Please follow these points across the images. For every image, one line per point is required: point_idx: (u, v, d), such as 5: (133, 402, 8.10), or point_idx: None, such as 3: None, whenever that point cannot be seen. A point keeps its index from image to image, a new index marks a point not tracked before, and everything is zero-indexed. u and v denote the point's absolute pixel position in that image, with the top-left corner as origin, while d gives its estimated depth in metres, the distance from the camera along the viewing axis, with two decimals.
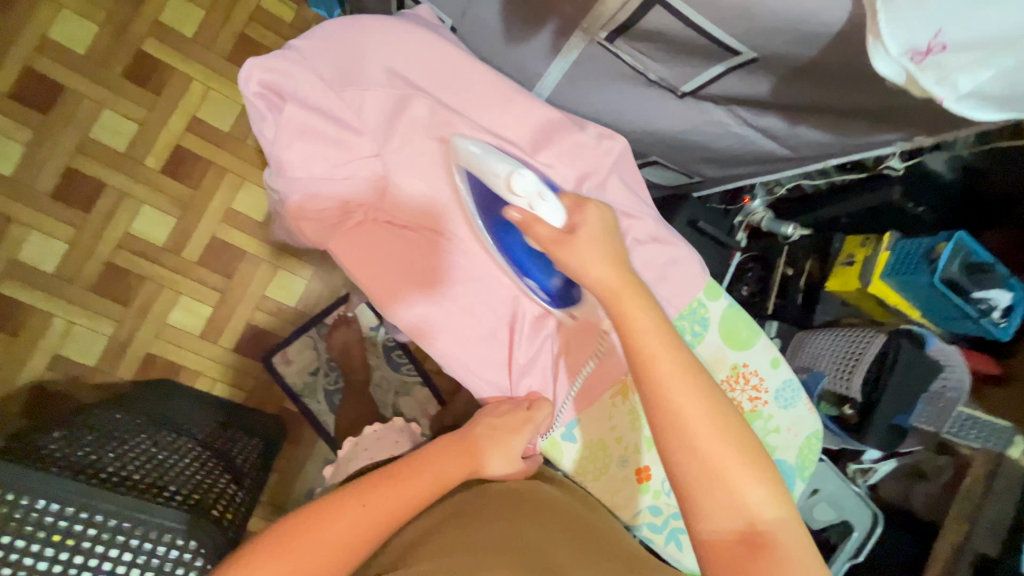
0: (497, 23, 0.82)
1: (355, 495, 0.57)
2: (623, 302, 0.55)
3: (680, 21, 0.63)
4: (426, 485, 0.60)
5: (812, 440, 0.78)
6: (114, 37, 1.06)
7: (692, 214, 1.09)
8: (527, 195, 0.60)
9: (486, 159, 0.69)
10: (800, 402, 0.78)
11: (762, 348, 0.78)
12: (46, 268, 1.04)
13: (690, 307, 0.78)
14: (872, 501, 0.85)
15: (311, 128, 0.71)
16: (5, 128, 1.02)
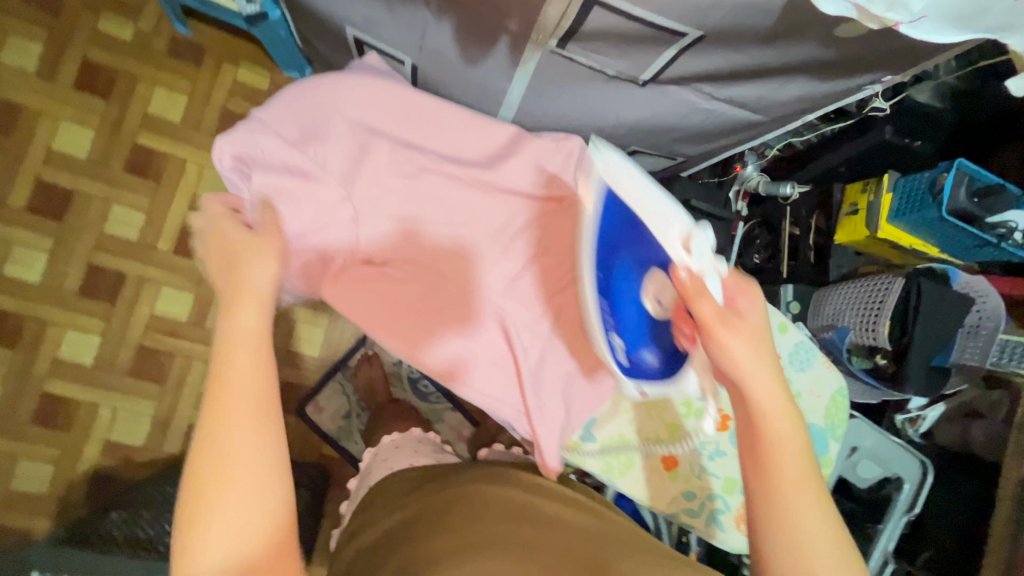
0: (453, 52, 0.84)
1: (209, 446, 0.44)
2: (753, 381, 0.51)
3: (623, 16, 0.64)
4: (241, 379, 0.47)
5: (838, 398, 0.75)
6: (110, 136, 1.14)
7: (684, 194, 1.08)
8: (703, 258, 0.54)
9: (651, 201, 0.56)
10: (816, 361, 0.75)
11: (766, 315, 0.74)
12: (85, 362, 1.11)
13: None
14: (918, 450, 0.80)
15: (283, 190, 0.72)
16: (29, 240, 1.10)
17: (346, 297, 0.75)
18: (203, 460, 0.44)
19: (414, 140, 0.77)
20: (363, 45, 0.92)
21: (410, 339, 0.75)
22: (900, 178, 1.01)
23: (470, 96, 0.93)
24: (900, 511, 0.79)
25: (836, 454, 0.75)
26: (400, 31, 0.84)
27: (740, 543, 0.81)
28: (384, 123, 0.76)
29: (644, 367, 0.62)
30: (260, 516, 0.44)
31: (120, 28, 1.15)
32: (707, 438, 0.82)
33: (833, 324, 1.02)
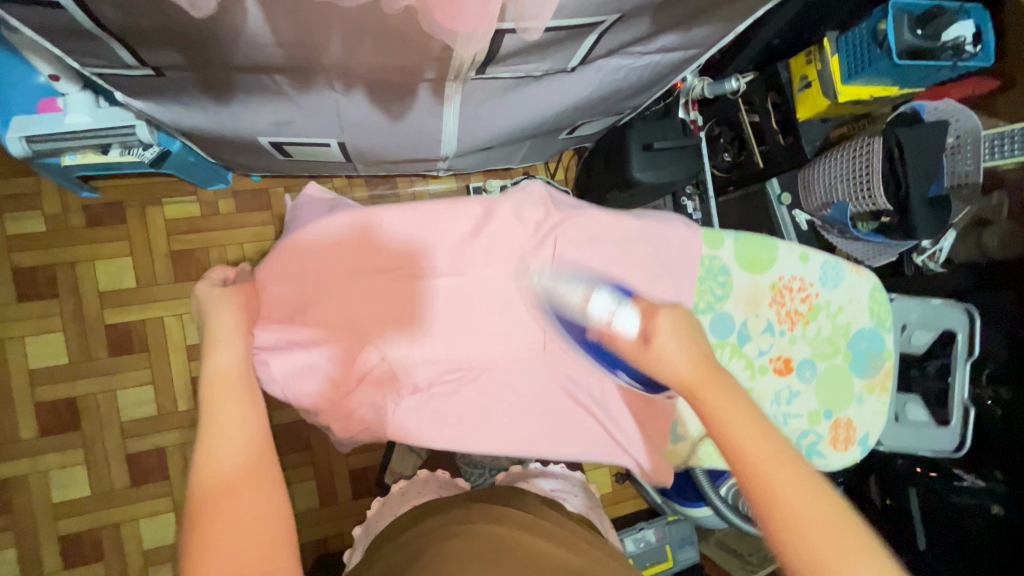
0: (374, 117, 0.80)
1: (205, 472, 0.45)
2: (704, 396, 0.52)
3: (536, 32, 0.60)
4: (238, 416, 0.50)
5: (876, 294, 0.78)
6: (80, 330, 1.10)
7: (645, 137, 1.08)
8: (604, 311, 0.63)
9: (558, 285, 0.72)
10: (845, 273, 0.78)
11: (786, 255, 0.77)
12: (173, 540, 1.12)
13: (705, 266, 0.78)
14: (958, 301, 0.84)
15: (301, 366, 0.71)
16: (60, 461, 1.09)
17: (418, 432, 0.74)
18: (207, 479, 0.45)
19: (396, 255, 0.74)
20: (281, 144, 0.87)
21: (488, 443, 0.76)
22: (840, 38, 1.01)
23: (408, 143, 0.90)
24: (965, 360, 0.83)
25: (893, 343, 0.79)
26: (314, 121, 0.80)
27: (845, 461, 0.78)
28: (360, 252, 0.72)
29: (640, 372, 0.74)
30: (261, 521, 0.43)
31: (29, 224, 1.08)
32: (777, 385, 0.77)
33: (829, 202, 1.06)
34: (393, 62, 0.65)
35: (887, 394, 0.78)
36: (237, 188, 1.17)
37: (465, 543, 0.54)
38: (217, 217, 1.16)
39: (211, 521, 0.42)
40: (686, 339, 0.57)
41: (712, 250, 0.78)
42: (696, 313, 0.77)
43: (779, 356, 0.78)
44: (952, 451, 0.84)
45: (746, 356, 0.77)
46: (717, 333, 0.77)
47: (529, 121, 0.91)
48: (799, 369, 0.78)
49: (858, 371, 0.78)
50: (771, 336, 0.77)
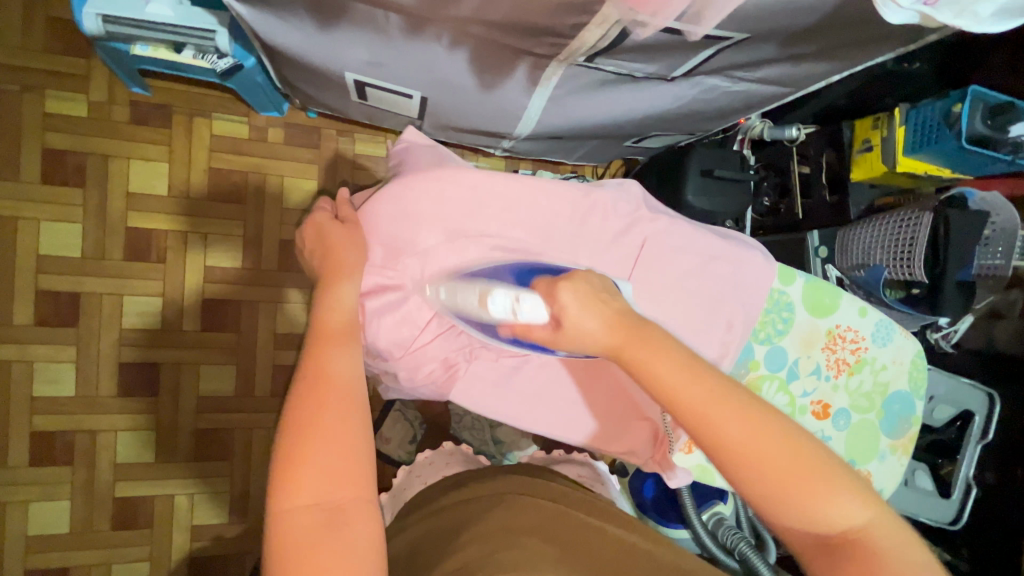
0: (465, 81, 0.79)
1: (299, 392, 0.49)
2: (632, 353, 0.52)
3: (698, 36, 0.63)
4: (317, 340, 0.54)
5: (918, 360, 0.81)
6: (99, 226, 1.05)
7: (704, 163, 1.10)
8: (506, 308, 0.60)
9: (455, 294, 0.66)
10: (895, 334, 0.80)
11: (848, 305, 0.79)
12: (149, 459, 1.09)
13: (772, 298, 0.79)
14: (982, 384, 0.89)
15: (388, 312, 0.68)
16: (49, 354, 1.04)
17: (472, 397, 0.77)
18: (302, 392, 0.49)
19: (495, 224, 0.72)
20: (363, 85, 0.86)
21: (539, 421, 0.79)
22: (910, 111, 1.05)
23: (486, 116, 0.90)
24: (977, 441, 0.88)
25: (922, 410, 0.82)
26: (407, 71, 0.79)
27: None
28: (457, 210, 0.70)
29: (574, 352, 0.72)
30: (351, 436, 0.47)
31: (71, 106, 1.04)
32: (813, 427, 0.79)
33: (864, 264, 1.09)
34: (520, 32, 0.65)
35: (907, 457, 0.81)
36: (290, 120, 1.14)
37: (503, 508, 0.56)
38: (263, 144, 1.13)
39: (302, 435, 0.47)
40: (607, 310, 0.55)
41: (782, 286, 0.79)
42: (754, 342, 0.79)
43: (819, 400, 0.80)
44: (948, 522, 0.90)
45: (790, 393, 0.79)
46: (769, 365, 0.79)
47: (608, 120, 0.91)
48: (835, 416, 0.80)
49: (886, 429, 0.81)
50: (817, 380, 0.79)
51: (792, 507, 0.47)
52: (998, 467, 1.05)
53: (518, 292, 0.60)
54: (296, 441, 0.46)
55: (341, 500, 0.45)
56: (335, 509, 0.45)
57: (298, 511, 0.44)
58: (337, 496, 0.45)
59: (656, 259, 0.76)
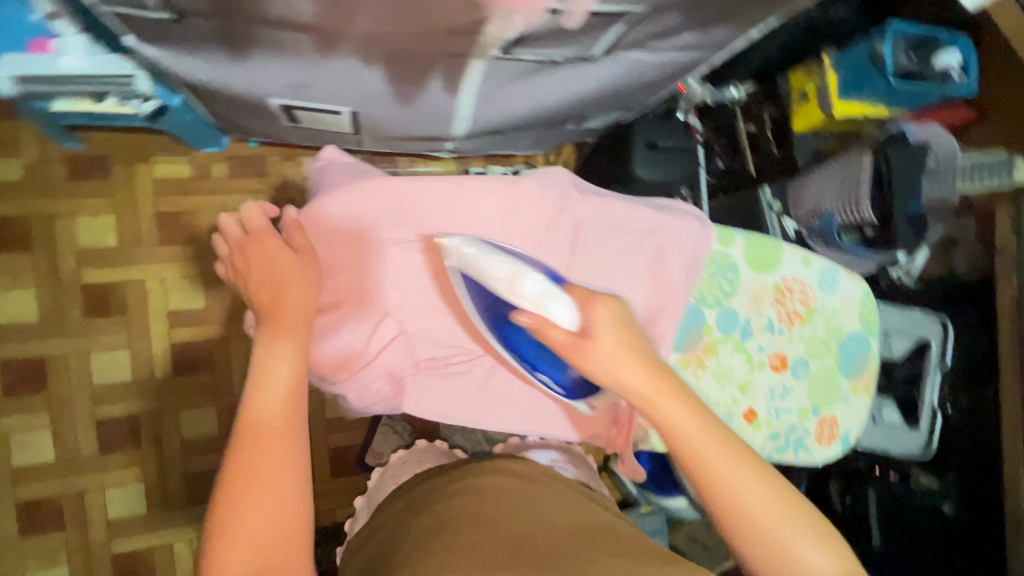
0: (386, 90, 0.79)
1: (235, 474, 0.51)
2: (658, 403, 0.54)
3: (582, 15, 0.63)
4: (257, 409, 0.54)
5: (867, 302, 0.82)
6: (54, 288, 1.04)
7: (648, 136, 1.11)
8: (535, 296, 0.58)
9: (482, 258, 0.66)
10: (841, 279, 0.81)
11: (791, 258, 0.80)
12: (144, 510, 1.08)
13: (714, 261, 0.80)
14: (932, 311, 0.91)
15: (328, 331, 0.72)
16: (23, 423, 1.03)
17: (430, 406, 0.79)
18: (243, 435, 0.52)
19: (432, 228, 0.74)
20: (291, 108, 0.86)
21: (498, 419, 0.80)
22: (838, 55, 1.07)
23: (419, 121, 0.90)
24: (936, 369, 0.89)
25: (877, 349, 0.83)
26: (328, 88, 0.78)
27: (826, 454, 0.82)
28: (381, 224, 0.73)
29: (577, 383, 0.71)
30: (288, 478, 0.52)
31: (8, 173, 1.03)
32: (773, 381, 0.80)
33: (818, 211, 1.10)
34: (422, 36, 0.64)
35: (868, 395, 0.83)
36: (233, 153, 1.13)
37: (439, 511, 0.55)
38: (209, 181, 1.12)
39: (237, 508, 0.50)
40: (626, 348, 0.55)
41: (724, 247, 0.80)
42: (703, 307, 0.80)
43: (776, 354, 0.80)
44: (920, 451, 0.91)
45: (747, 352, 0.80)
46: (722, 328, 0.80)
47: (541, 106, 0.91)
48: (794, 367, 0.81)
49: (846, 371, 0.82)
50: (770, 334, 0.80)
51: (776, 551, 0.52)
52: (967, 387, 1.09)
53: (552, 290, 0.58)
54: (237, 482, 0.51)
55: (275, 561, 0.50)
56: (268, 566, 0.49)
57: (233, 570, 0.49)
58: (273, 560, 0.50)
59: (589, 242, 0.77)
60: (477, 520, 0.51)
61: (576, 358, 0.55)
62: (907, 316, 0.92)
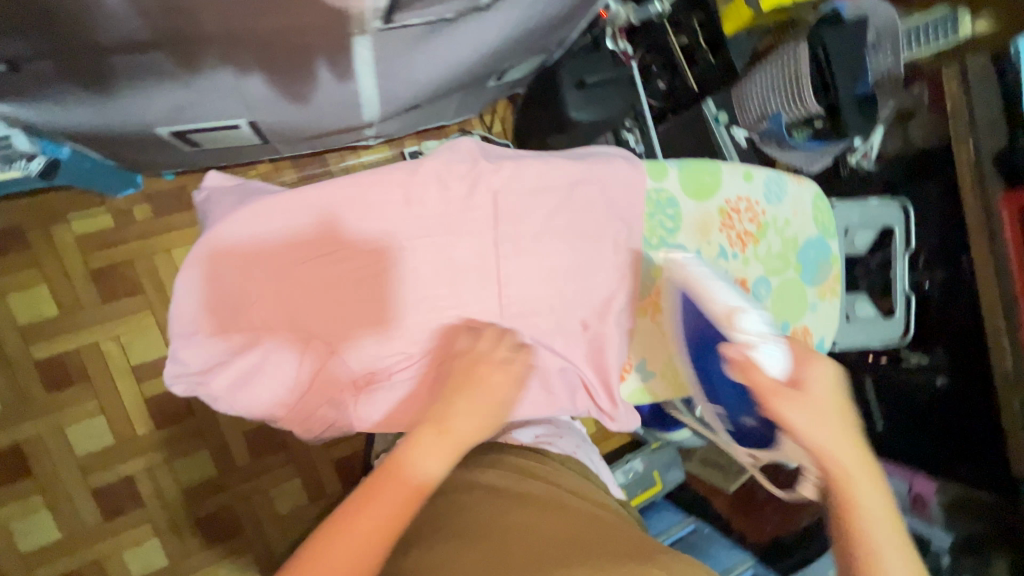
0: (275, 91, 0.72)
1: (310, 547, 0.37)
2: (857, 492, 0.43)
3: None
4: (416, 471, 0.41)
5: (819, 204, 0.68)
6: (7, 372, 1.01)
7: (576, 73, 1.04)
8: (755, 331, 0.49)
9: (708, 278, 0.53)
10: (788, 185, 0.66)
11: (729, 172, 0.63)
12: (166, 561, 1.09)
13: (649, 201, 0.60)
14: (889, 196, 0.79)
15: None
16: (20, 510, 1.02)
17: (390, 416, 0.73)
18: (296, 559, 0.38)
19: None
20: (184, 134, 0.79)
21: None
22: None
23: (326, 115, 0.84)
24: (902, 257, 0.78)
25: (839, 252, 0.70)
26: (212, 103, 0.72)
27: None
28: None
29: (751, 432, 0.53)
30: None
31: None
32: None
33: (765, 114, 1.04)
34: (282, 25, 0.58)
35: (838, 298, 0.69)
36: (151, 191, 1.07)
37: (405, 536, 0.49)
38: (135, 226, 1.06)
39: (311, 563, 0.36)
40: (836, 413, 0.46)
41: (657, 181, 0.60)
42: (650, 252, 0.60)
43: (734, 280, 0.64)
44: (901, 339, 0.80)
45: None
46: (674, 268, 0.61)
47: (451, 69, 0.84)
48: (755, 289, 0.65)
49: (809, 280, 0.67)
50: (726, 261, 0.63)
51: None
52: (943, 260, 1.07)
53: (772, 334, 0.49)
54: None
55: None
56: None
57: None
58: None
59: None
60: (454, 531, 0.46)
61: (783, 407, 0.45)
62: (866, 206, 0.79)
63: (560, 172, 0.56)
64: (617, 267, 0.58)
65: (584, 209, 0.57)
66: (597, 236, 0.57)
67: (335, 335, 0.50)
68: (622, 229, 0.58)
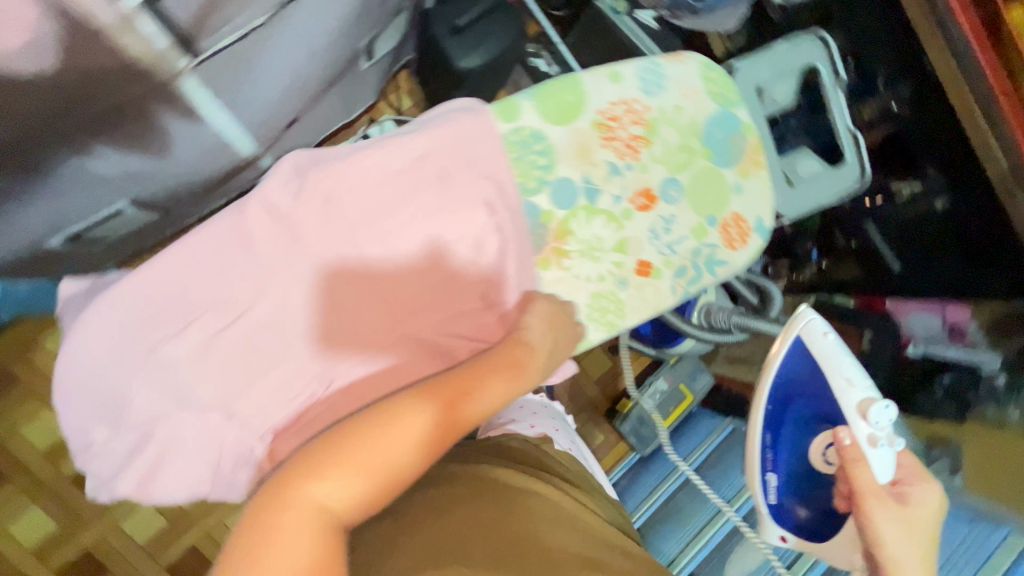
0: (126, 162, 0.69)
1: (334, 460, 0.42)
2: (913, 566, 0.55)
3: None
4: (503, 395, 0.51)
5: (711, 73, 0.60)
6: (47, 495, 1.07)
7: (446, 16, 0.93)
8: (881, 427, 0.63)
9: (833, 358, 0.67)
10: (665, 70, 0.58)
11: (591, 80, 0.56)
12: None
13: (509, 144, 0.54)
14: (798, 29, 0.71)
15: None
16: None
17: None
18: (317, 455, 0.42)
19: None
20: (78, 234, 0.77)
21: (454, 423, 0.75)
22: None
23: (200, 166, 0.79)
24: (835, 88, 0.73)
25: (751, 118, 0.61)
26: (78, 197, 0.70)
27: (748, 258, 0.62)
28: None
29: (796, 519, 0.70)
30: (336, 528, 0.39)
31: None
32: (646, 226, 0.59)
33: None
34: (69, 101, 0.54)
35: (763, 169, 0.62)
36: None
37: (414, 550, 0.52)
38: None
39: (335, 466, 0.41)
40: (924, 532, 0.58)
41: (511, 121, 0.54)
42: (531, 198, 0.55)
43: (637, 192, 0.58)
44: (860, 182, 0.73)
45: (604, 212, 0.57)
46: (563, 204, 0.56)
47: (308, 70, 0.79)
48: (663, 193, 0.59)
49: (723, 162, 0.60)
50: (620, 177, 0.57)
51: None
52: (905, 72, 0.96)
53: (896, 438, 0.63)
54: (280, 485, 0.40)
55: (350, 521, 0.41)
56: (338, 518, 0.40)
57: (309, 505, 0.39)
58: (360, 517, 0.42)
59: None
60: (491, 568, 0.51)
61: (877, 509, 0.59)
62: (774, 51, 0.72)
63: (400, 153, 0.52)
64: (497, 227, 0.54)
65: (442, 182, 0.53)
66: (462, 201, 0.53)
67: (229, 398, 0.48)
68: (490, 187, 0.53)
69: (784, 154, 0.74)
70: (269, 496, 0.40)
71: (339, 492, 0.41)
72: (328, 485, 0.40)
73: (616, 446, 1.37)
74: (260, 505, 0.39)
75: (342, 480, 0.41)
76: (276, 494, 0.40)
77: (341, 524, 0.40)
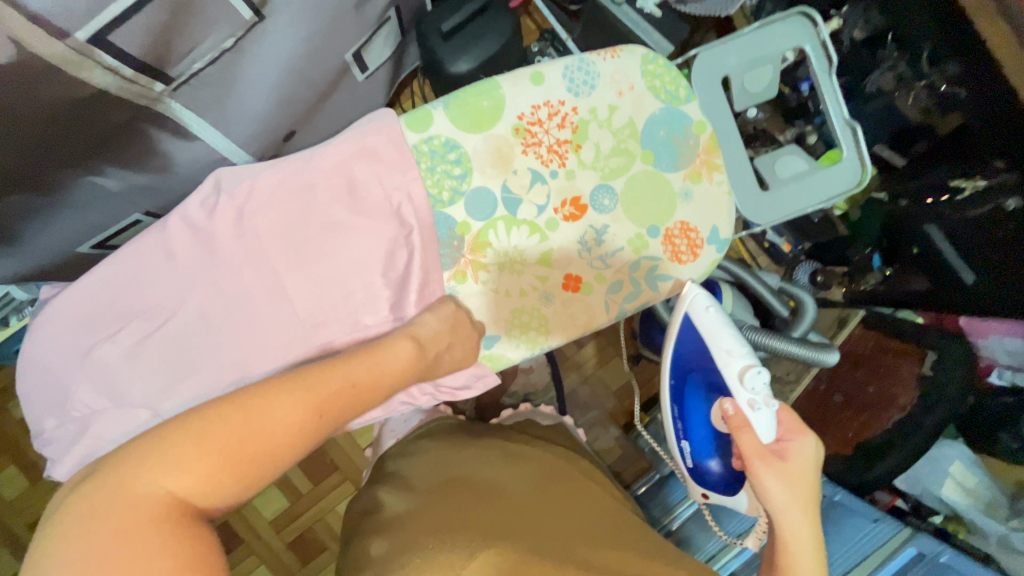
0: (137, 177, 0.75)
1: (186, 442, 0.42)
2: (790, 513, 0.57)
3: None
4: (396, 376, 0.53)
5: (651, 67, 0.63)
6: None
7: (435, 22, 0.93)
8: (754, 391, 0.66)
9: (716, 328, 0.71)
10: (595, 73, 0.62)
11: (513, 86, 0.61)
12: None
13: (422, 155, 0.60)
14: (778, 14, 0.75)
15: None
16: None
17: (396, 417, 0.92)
18: (170, 437, 0.42)
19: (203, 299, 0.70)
20: (106, 242, 0.84)
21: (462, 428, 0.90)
22: None
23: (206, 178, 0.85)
24: (828, 73, 0.76)
25: (699, 114, 0.64)
26: (99, 210, 0.76)
27: (695, 268, 0.64)
28: None
29: (712, 475, 0.75)
30: (186, 516, 0.41)
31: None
32: (577, 234, 0.63)
33: None
34: (63, 128, 0.60)
35: (718, 173, 0.64)
36: None
37: (421, 517, 0.68)
38: None
39: (180, 455, 0.42)
40: (803, 482, 0.60)
41: (423, 132, 0.60)
42: (444, 209, 0.61)
43: (563, 202, 0.63)
44: (856, 184, 0.76)
45: (528, 221, 0.62)
46: (479, 215, 0.62)
47: (294, 84, 0.83)
48: (592, 201, 0.63)
49: (667, 165, 0.64)
50: (543, 185, 0.62)
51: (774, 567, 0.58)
52: (959, 45, 0.81)
53: (772, 400, 0.65)
54: (126, 472, 0.41)
55: (204, 505, 0.43)
56: (189, 505, 0.41)
57: (155, 494, 0.40)
58: (212, 503, 0.43)
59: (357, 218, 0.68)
60: (463, 525, 0.64)
61: (762, 469, 0.60)
62: (750, 38, 0.75)
63: (315, 163, 0.58)
64: (405, 238, 0.60)
65: (351, 194, 0.59)
66: (377, 216, 0.59)
67: (156, 398, 0.54)
68: (399, 198, 0.60)
69: (763, 158, 0.80)
70: (106, 487, 0.41)
71: (190, 482, 0.42)
72: (176, 475, 0.41)
73: (636, 461, 1.26)
74: (98, 495, 0.40)
75: (196, 472, 0.42)
76: (116, 484, 0.40)
77: (188, 509, 0.41)
